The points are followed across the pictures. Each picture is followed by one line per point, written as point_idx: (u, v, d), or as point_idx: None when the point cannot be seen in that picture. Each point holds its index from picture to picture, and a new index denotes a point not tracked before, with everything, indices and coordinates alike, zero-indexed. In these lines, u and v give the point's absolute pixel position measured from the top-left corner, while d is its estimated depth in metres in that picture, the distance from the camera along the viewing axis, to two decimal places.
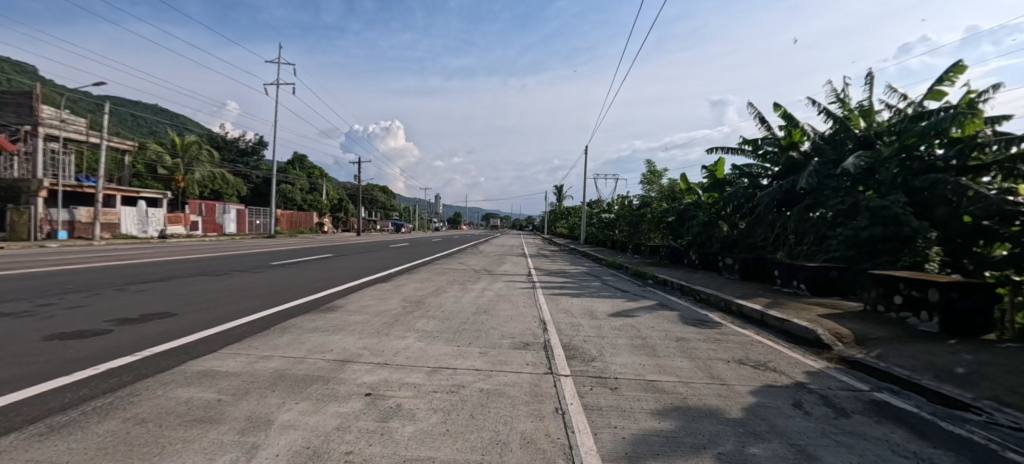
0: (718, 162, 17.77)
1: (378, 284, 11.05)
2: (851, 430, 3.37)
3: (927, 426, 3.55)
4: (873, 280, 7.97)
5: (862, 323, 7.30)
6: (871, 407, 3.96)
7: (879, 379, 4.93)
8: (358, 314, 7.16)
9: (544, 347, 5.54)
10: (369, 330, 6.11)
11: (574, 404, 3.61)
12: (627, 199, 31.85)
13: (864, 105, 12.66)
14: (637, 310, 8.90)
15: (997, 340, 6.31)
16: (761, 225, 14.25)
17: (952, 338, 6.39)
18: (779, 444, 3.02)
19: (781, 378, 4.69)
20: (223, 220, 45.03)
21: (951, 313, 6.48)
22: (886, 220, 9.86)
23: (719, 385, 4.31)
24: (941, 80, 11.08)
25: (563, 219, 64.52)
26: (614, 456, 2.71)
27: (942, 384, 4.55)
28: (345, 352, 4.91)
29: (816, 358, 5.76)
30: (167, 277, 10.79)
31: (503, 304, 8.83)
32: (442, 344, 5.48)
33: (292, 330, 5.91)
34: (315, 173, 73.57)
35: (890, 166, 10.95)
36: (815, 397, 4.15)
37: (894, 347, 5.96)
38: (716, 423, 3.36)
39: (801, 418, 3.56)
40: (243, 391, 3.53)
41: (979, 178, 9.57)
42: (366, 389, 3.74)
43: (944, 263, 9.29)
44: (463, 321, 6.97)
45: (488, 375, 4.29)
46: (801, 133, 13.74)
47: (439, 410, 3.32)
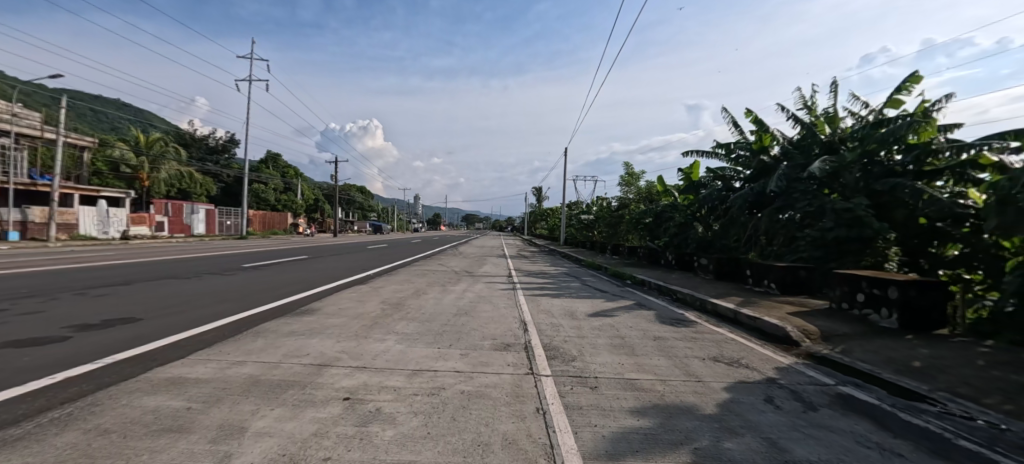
0: (693, 165, 18.05)
1: (355, 286, 10.85)
2: (818, 423, 3.52)
3: (888, 418, 3.73)
4: (836, 279, 8.32)
5: (826, 320, 7.65)
6: (837, 400, 4.15)
7: (843, 374, 5.16)
8: (336, 317, 7.02)
9: (525, 348, 5.57)
10: (347, 332, 6.00)
11: (555, 404, 3.64)
12: (606, 201, 32.54)
13: (829, 112, 13.19)
14: (615, 309, 9.04)
15: (948, 335, 6.71)
16: (734, 226, 14.73)
17: (909, 334, 6.73)
18: (752, 438, 3.12)
19: (753, 374, 4.85)
20: (191, 220, 43.40)
21: (908, 309, 6.85)
22: (850, 222, 10.20)
23: (696, 382, 4.43)
24: (900, 89, 11.64)
25: (544, 221, 65.00)
26: (594, 455, 2.75)
27: (902, 378, 4.79)
28: (323, 356, 4.81)
29: (786, 354, 5.97)
30: (131, 280, 10.32)
31: (483, 306, 8.83)
32: (424, 346, 5.43)
33: (267, 334, 5.75)
34: (288, 172, 71.60)
35: (854, 171, 11.40)
36: (785, 392, 4.31)
37: (858, 343, 6.24)
38: (692, 419, 3.44)
39: (773, 412, 3.69)
40: (215, 399, 3.41)
41: (934, 182, 10.19)
42: (345, 393, 3.68)
43: (903, 262, 9.91)
44: (444, 323, 6.90)
45: (469, 377, 4.28)
46: (771, 138, 14.19)
47: (421, 413, 3.30)
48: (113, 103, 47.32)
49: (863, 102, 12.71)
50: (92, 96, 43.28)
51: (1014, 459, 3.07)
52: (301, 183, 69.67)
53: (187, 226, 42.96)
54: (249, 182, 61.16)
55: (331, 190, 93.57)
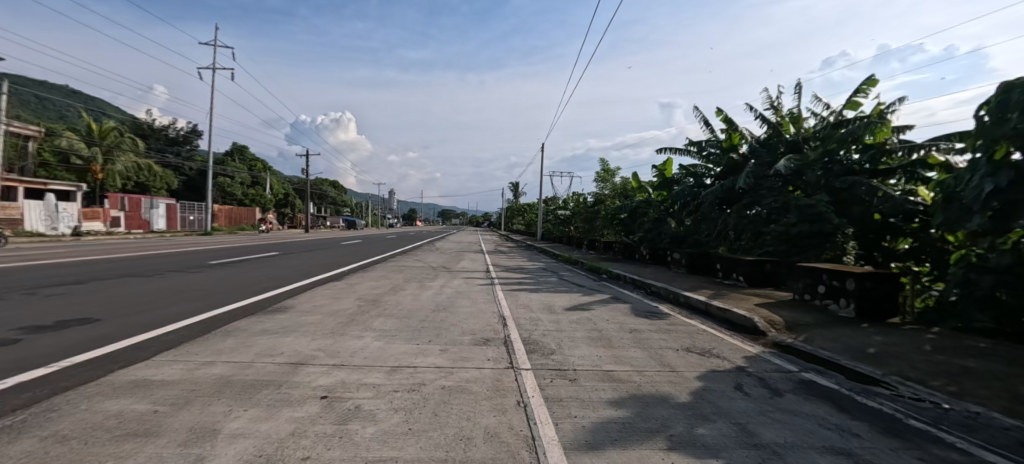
0: (667, 163, 18.49)
1: (330, 283, 10.58)
2: (783, 407, 3.71)
3: (846, 401, 3.97)
4: (800, 272, 8.73)
5: (789, 310, 8.03)
6: (800, 386, 4.38)
7: (806, 361, 5.44)
8: (311, 315, 6.84)
9: (504, 342, 5.59)
10: (323, 330, 5.86)
11: (535, 397, 3.68)
12: (582, 197, 32.87)
13: (793, 113, 13.76)
14: (592, 303, 9.19)
15: (899, 323, 7.16)
16: (705, 222, 15.19)
17: (864, 322, 7.15)
18: (723, 423, 3.26)
19: (723, 363, 5.04)
20: (150, 215, 41.09)
21: (865, 300, 7.27)
22: (812, 217, 10.63)
23: (670, 372, 4.57)
24: (858, 92, 12.27)
25: (521, 216, 65.00)
26: (575, 445, 2.81)
27: (859, 364, 5.10)
28: (298, 355, 4.68)
29: (753, 343, 6.23)
30: (87, 279, 9.74)
31: (462, 301, 8.79)
32: (402, 342, 5.36)
33: (238, 333, 5.55)
34: (257, 166, 68.08)
35: (816, 168, 11.70)
36: (753, 379, 4.51)
37: (819, 332, 6.58)
38: (667, 407, 3.56)
39: (742, 399, 3.87)
40: (183, 401, 3.27)
41: (888, 180, 10.87)
42: (322, 392, 3.60)
43: (859, 255, 10.43)
44: (423, 319, 6.83)
45: (450, 372, 4.26)
46: (740, 136, 14.70)
47: (401, 410, 3.27)
48: (60, 89, 43.99)
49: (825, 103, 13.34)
50: (36, 82, 40.27)
51: (957, 434, 3.35)
52: (268, 176, 67.08)
53: (146, 222, 40.66)
54: (213, 175, 58.21)
55: (300, 184, 90.70)
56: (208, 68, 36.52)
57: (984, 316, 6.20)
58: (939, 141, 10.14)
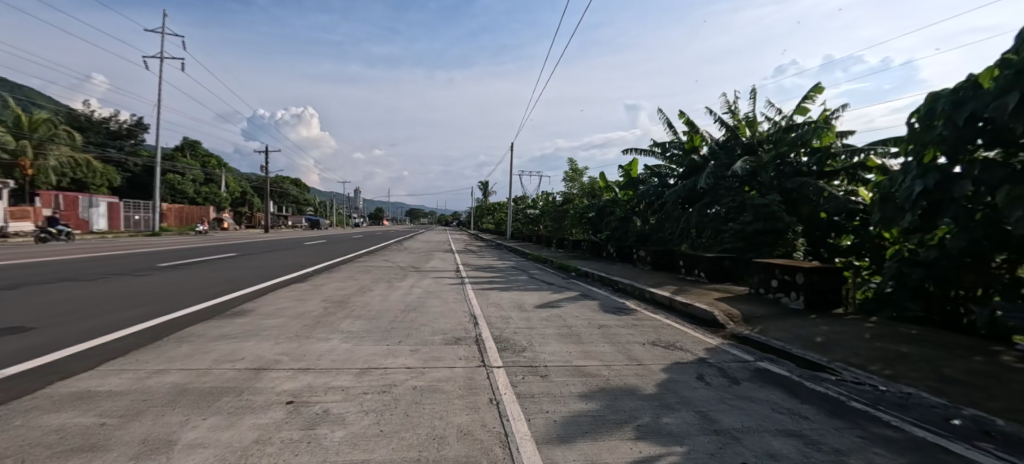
0: (632, 163, 18.87)
1: (294, 284, 10.18)
2: (741, 395, 3.92)
3: (796, 387, 4.25)
4: (755, 267, 9.22)
5: (745, 304, 8.47)
6: (755, 374, 4.64)
7: (761, 351, 5.76)
8: (274, 317, 6.57)
9: (476, 341, 5.58)
10: (287, 333, 5.64)
11: (507, 394, 3.70)
12: (551, 196, 33.14)
13: (749, 116, 14.42)
14: (561, 300, 9.33)
15: (842, 313, 7.72)
16: (668, 221, 15.72)
17: (811, 313, 7.66)
18: (686, 412, 3.41)
19: (686, 356, 5.26)
20: (89, 214, 38.06)
21: (813, 292, 7.80)
22: (766, 216, 11.19)
23: (637, 366, 4.72)
24: (806, 98, 13.03)
25: (490, 215, 64.52)
26: (548, 439, 2.85)
27: (807, 352, 5.45)
28: (261, 359, 4.49)
29: (714, 336, 6.53)
30: (20, 284, 8.94)
31: (432, 301, 8.69)
32: (372, 344, 5.24)
33: (194, 339, 5.25)
34: (210, 163, 64.16)
35: (769, 170, 12.47)
36: (713, 369, 4.74)
37: (771, 323, 6.99)
38: (635, 399, 3.68)
39: (704, 388, 4.06)
40: (134, 412, 3.07)
41: (832, 181, 11.64)
42: (287, 397, 3.47)
43: (808, 252, 11.10)
44: (392, 320, 6.70)
45: (421, 372, 4.22)
46: (701, 138, 15.26)
47: (372, 412, 3.21)
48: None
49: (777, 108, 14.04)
50: None
51: (891, 413, 3.66)
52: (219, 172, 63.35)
53: (85, 222, 37.62)
54: (158, 172, 54.51)
55: (257, 182, 86.59)
56: (152, 56, 33.82)
57: (915, 305, 6.80)
58: (876, 146, 10.94)
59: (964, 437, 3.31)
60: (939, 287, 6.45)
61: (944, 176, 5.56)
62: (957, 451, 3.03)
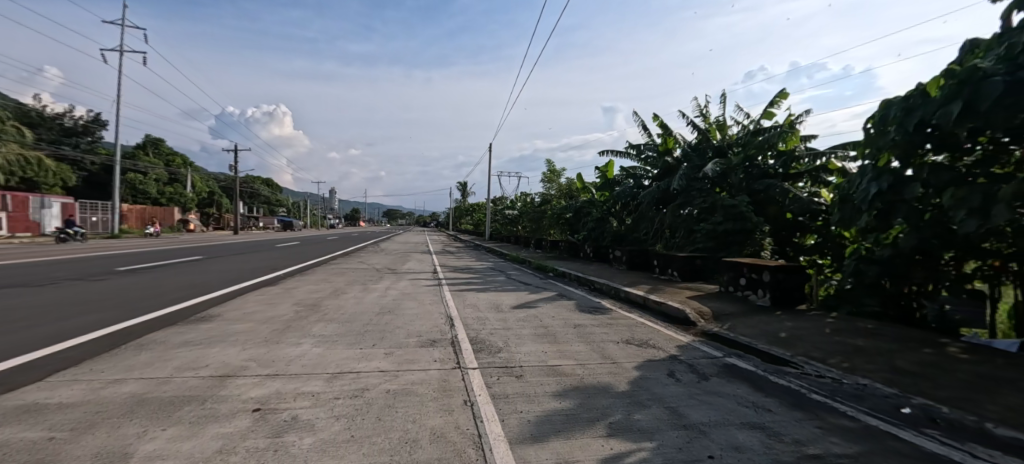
0: (608, 164, 19.10)
1: (264, 288, 9.88)
2: (709, 390, 4.04)
3: (762, 381, 4.40)
4: (724, 265, 9.51)
5: (714, 302, 8.72)
6: (724, 369, 4.79)
7: (730, 347, 5.94)
8: (241, 322, 6.37)
9: (452, 343, 5.54)
10: (255, 338, 5.46)
11: (482, 395, 3.69)
12: (529, 197, 33.20)
13: (720, 120, 14.81)
14: (538, 301, 9.37)
15: (805, 309, 8.04)
16: (643, 221, 16.00)
17: (776, 310, 7.95)
18: (657, 408, 3.49)
19: (658, 353, 5.38)
20: (41, 216, 35.96)
21: (777, 289, 8.10)
22: (735, 216, 11.55)
23: (611, 364, 4.79)
24: (772, 103, 13.49)
25: (468, 216, 64.05)
26: (522, 439, 2.87)
27: (772, 347, 5.66)
28: (226, 366, 4.34)
29: (685, 333, 6.69)
30: None
31: (408, 303, 8.59)
32: (344, 348, 5.14)
33: (154, 346, 5.03)
34: (175, 161, 61.47)
35: (738, 172, 12.82)
36: (684, 366, 4.86)
37: (738, 320, 7.22)
38: (608, 397, 3.74)
39: (674, 384, 4.16)
40: (86, 424, 2.92)
41: (796, 183, 12.08)
42: (254, 404, 3.37)
43: (774, 251, 11.50)
44: (367, 323, 6.59)
45: (395, 376, 4.16)
46: (674, 141, 15.58)
47: (343, 417, 3.15)
48: None
49: (745, 113, 14.45)
50: None
51: (848, 404, 3.85)
52: (183, 171, 60.78)
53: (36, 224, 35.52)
54: (117, 171, 51.86)
55: (223, 181, 83.59)
56: (111, 50, 32.03)
57: (872, 301, 7.13)
58: (836, 150, 11.43)
59: (913, 425, 3.51)
60: (894, 283, 6.80)
61: (897, 178, 5.85)
62: (907, 439, 3.21)
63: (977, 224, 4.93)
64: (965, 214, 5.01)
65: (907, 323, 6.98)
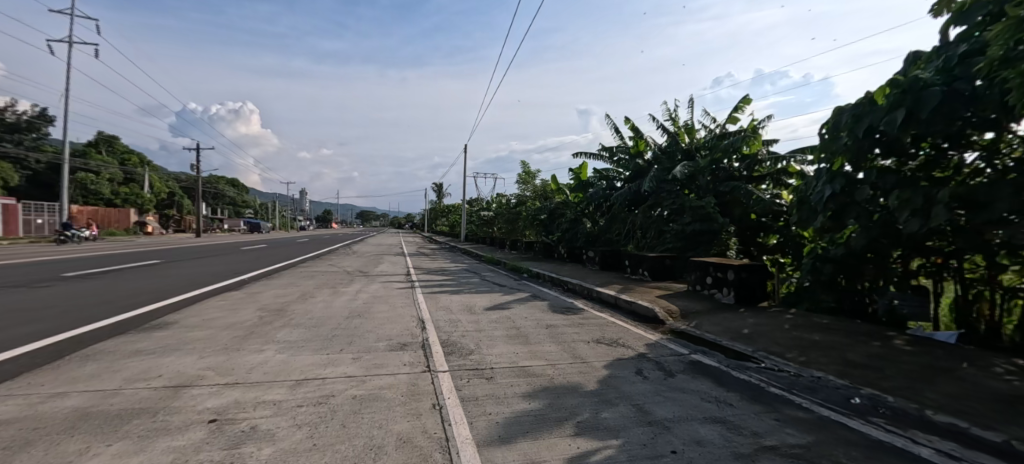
0: (582, 166, 19.26)
1: (226, 293, 9.55)
2: (675, 386, 4.13)
3: (725, 376, 4.54)
4: (692, 265, 9.73)
5: (683, 300, 8.91)
6: (689, 366, 4.91)
7: (696, 344, 6.09)
8: (200, 329, 6.13)
9: (422, 346, 5.48)
10: (214, 346, 5.28)
11: (451, 398, 3.67)
12: (504, 198, 33.16)
13: (688, 123, 15.11)
14: (511, 302, 9.37)
15: (768, 306, 8.32)
16: (616, 222, 16.21)
17: (741, 307, 8.20)
18: (624, 406, 3.54)
19: (627, 352, 5.46)
20: None
21: (742, 287, 8.35)
22: (702, 217, 11.85)
23: (581, 364, 4.83)
24: (737, 108, 13.86)
25: (444, 217, 63.53)
26: (489, 441, 2.86)
27: (736, 343, 5.83)
28: (182, 376, 4.18)
29: (654, 331, 6.82)
30: None
31: (379, 306, 8.45)
32: (310, 353, 5.02)
33: (102, 357, 4.80)
34: (132, 160, 58.84)
35: (706, 174, 13.14)
36: (652, 363, 4.96)
37: (705, 318, 7.40)
38: (577, 396, 3.77)
39: (642, 382, 4.24)
40: (23, 442, 2.76)
41: (760, 185, 12.47)
42: (210, 415, 3.26)
43: (740, 251, 11.85)
44: (334, 327, 6.45)
45: (362, 381, 4.10)
46: (645, 143, 15.82)
47: (305, 425, 3.08)
48: None
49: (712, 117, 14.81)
50: None
51: (804, 396, 4.01)
52: (144, 171, 58.29)
53: None
54: (70, 171, 49.27)
55: (187, 182, 80.54)
56: (59, 42, 30.72)
57: (829, 296, 7.47)
58: (796, 154, 11.85)
59: (862, 415, 3.69)
60: (848, 280, 7.09)
61: (849, 182, 6.15)
62: (856, 429, 3.38)
63: (920, 224, 5.26)
64: (909, 215, 5.34)
65: (859, 318, 7.24)
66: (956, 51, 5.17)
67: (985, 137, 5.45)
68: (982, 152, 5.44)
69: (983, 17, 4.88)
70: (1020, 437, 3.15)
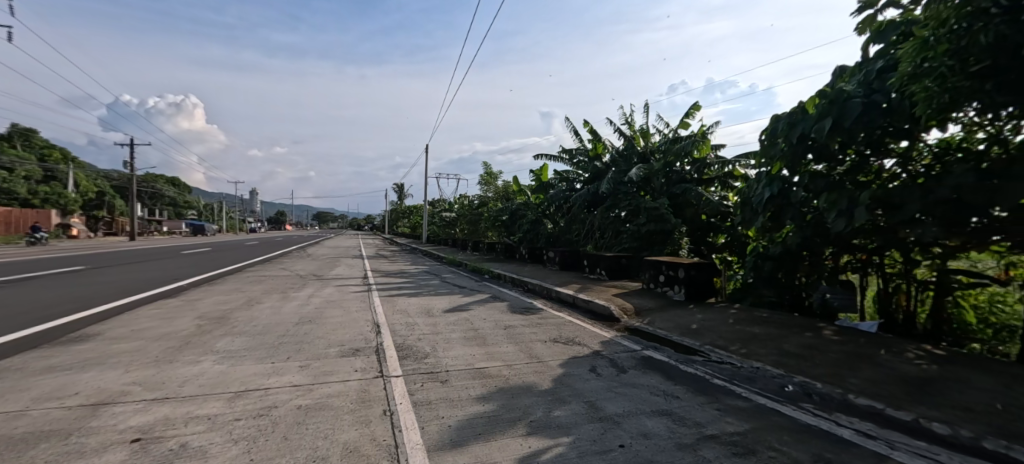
0: (543, 168, 19.43)
1: (161, 301, 9.01)
2: (626, 382, 4.24)
3: (674, 370, 4.69)
4: (646, 264, 10.01)
5: (638, 298, 9.15)
6: (641, 361, 5.05)
7: (648, 340, 6.27)
8: (127, 341, 5.75)
9: (376, 351, 5.37)
10: (142, 359, 4.97)
11: (403, 403, 3.61)
12: (467, 199, 32.97)
13: (643, 128, 15.52)
14: (470, 304, 9.32)
15: (715, 302, 8.67)
16: (575, 223, 16.45)
17: (691, 304, 8.51)
18: (576, 404, 3.60)
19: (583, 350, 5.55)
20: None
21: (692, 285, 8.68)
22: (655, 218, 12.23)
23: (536, 363, 4.87)
24: (688, 114, 14.38)
25: (405, 218, 62.52)
26: (439, 446, 2.84)
27: (686, 338, 6.05)
28: (103, 393, 3.90)
29: (609, 329, 6.97)
30: None
31: (332, 311, 8.21)
32: (252, 363, 4.81)
33: (10, 375, 4.41)
34: (58, 157, 54.49)
35: (659, 176, 13.49)
36: (605, 360, 5.06)
37: (658, 315, 7.63)
38: (531, 396, 3.80)
39: (595, 379, 4.32)
40: None
41: (709, 188, 13.00)
42: (135, 434, 3.06)
43: (691, 250, 12.29)
44: (282, 334, 6.21)
45: (309, 390, 3.97)
46: (603, 146, 16.13)
47: (242, 439, 2.95)
48: None
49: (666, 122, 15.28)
50: None
51: (744, 387, 4.22)
52: (76, 169, 54.07)
53: None
54: None
55: (125, 182, 75.49)
56: None
57: (770, 292, 7.87)
58: (741, 158, 12.43)
59: (795, 402, 3.96)
60: (787, 276, 7.52)
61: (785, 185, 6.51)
62: (789, 415, 3.58)
63: (845, 223, 5.59)
64: (835, 215, 5.69)
65: (798, 311, 7.73)
66: (874, 66, 5.59)
67: (899, 146, 5.85)
68: (898, 160, 5.85)
69: (895, 37, 5.38)
70: (927, 415, 3.46)
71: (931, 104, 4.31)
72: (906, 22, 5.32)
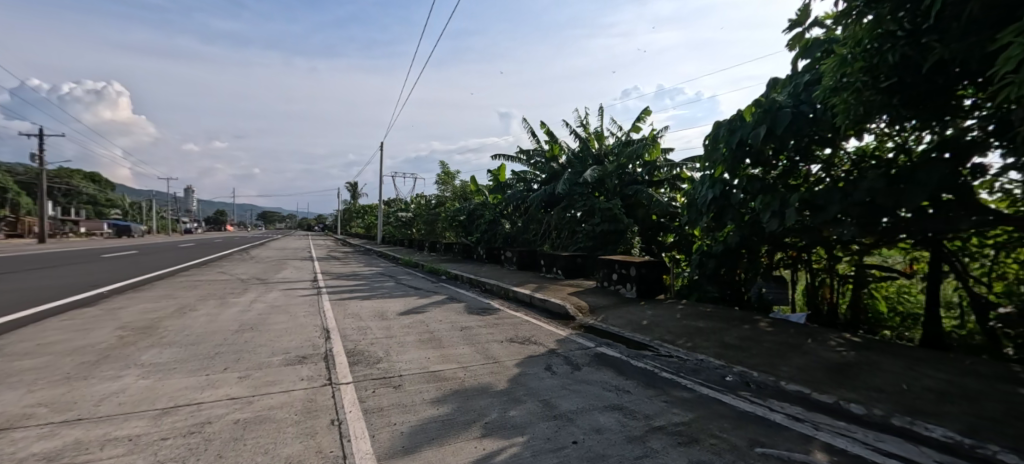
0: (500, 168, 19.42)
1: (77, 310, 8.28)
2: (580, 379, 4.30)
3: (625, 365, 4.81)
4: (601, 263, 10.21)
5: (593, 296, 9.32)
6: (595, 358, 5.14)
7: (602, 337, 6.40)
8: (33, 358, 5.24)
9: (324, 358, 5.18)
10: (52, 376, 4.54)
11: (353, 411, 3.49)
12: (424, 199, 32.48)
13: (598, 130, 15.79)
14: (427, 306, 9.17)
15: (665, 299, 8.96)
16: (532, 223, 16.55)
17: (643, 301, 8.76)
18: (530, 403, 3.61)
19: (539, 349, 5.58)
20: None
21: (643, 283, 8.93)
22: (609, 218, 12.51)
23: (492, 364, 4.85)
24: (640, 118, 14.79)
25: (359, 217, 60.83)
26: (389, 454, 2.76)
27: (637, 334, 6.21)
28: (1, 417, 3.53)
29: (563, 328, 7.05)
30: None
31: (277, 317, 7.85)
32: (183, 376, 4.51)
33: None
34: None
35: (614, 177, 13.54)
36: (560, 359, 5.11)
37: (611, 313, 7.80)
38: (486, 397, 3.77)
39: (549, 377, 4.35)
40: None
41: (659, 189, 13.45)
42: (41, 462, 2.78)
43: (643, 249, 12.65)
44: (219, 344, 5.87)
45: (249, 402, 3.76)
46: (560, 148, 16.29)
47: (170, 461, 2.75)
48: None
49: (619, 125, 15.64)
50: None
51: (690, 378, 4.39)
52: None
53: None
54: None
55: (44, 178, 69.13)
56: None
57: (715, 287, 8.23)
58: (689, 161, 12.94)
59: (734, 390, 4.16)
60: (729, 273, 7.89)
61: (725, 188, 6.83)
62: (728, 403, 3.75)
63: (778, 223, 5.95)
64: (769, 216, 6.03)
65: (739, 305, 8.14)
66: (801, 79, 5.94)
67: (824, 152, 6.28)
68: (823, 165, 6.28)
69: (819, 53, 5.73)
70: (847, 397, 3.74)
71: (848, 116, 4.63)
72: (828, 40, 5.68)
